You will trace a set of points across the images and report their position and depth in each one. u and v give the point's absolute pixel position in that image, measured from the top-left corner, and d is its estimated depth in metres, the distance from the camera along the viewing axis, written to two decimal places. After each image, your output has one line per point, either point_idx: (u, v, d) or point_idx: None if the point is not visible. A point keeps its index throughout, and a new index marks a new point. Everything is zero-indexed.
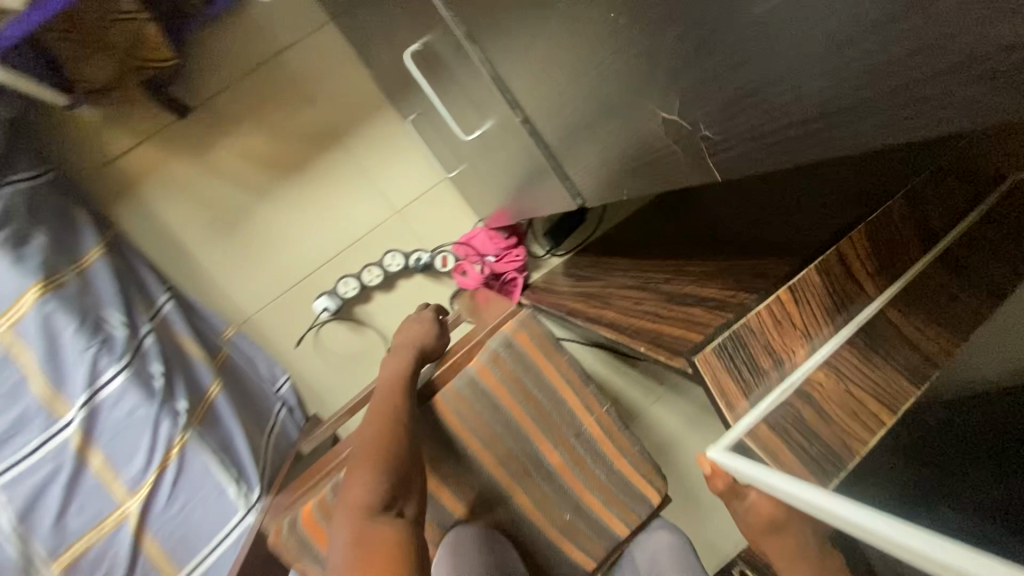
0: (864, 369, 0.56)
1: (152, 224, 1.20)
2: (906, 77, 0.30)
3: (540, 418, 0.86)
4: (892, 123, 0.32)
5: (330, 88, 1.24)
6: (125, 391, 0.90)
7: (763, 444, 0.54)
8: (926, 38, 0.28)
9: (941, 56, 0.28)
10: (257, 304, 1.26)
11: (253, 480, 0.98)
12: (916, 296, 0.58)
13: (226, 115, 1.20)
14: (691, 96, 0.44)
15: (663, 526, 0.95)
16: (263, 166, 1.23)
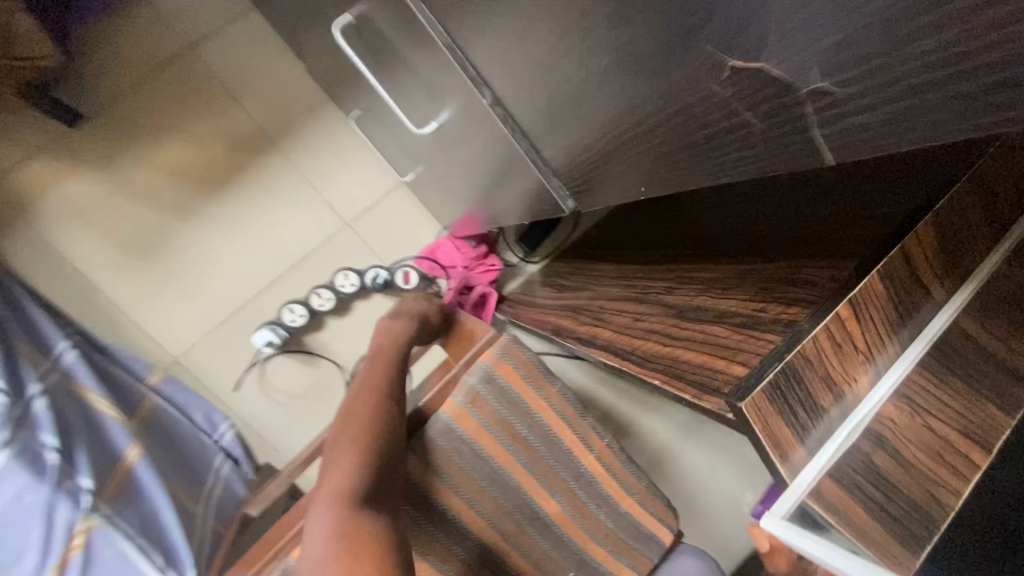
0: (940, 396, 0.45)
1: (45, 256, 0.98)
2: None
3: (532, 464, 0.72)
4: None
5: (258, 86, 1.06)
6: (7, 475, 0.70)
7: (834, 507, 0.42)
8: None
9: None
10: (188, 342, 1.07)
11: (184, 563, 0.81)
12: (990, 303, 0.47)
13: (129, 120, 1.00)
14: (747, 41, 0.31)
15: (691, 551, 0.85)
16: (183, 180, 1.04)
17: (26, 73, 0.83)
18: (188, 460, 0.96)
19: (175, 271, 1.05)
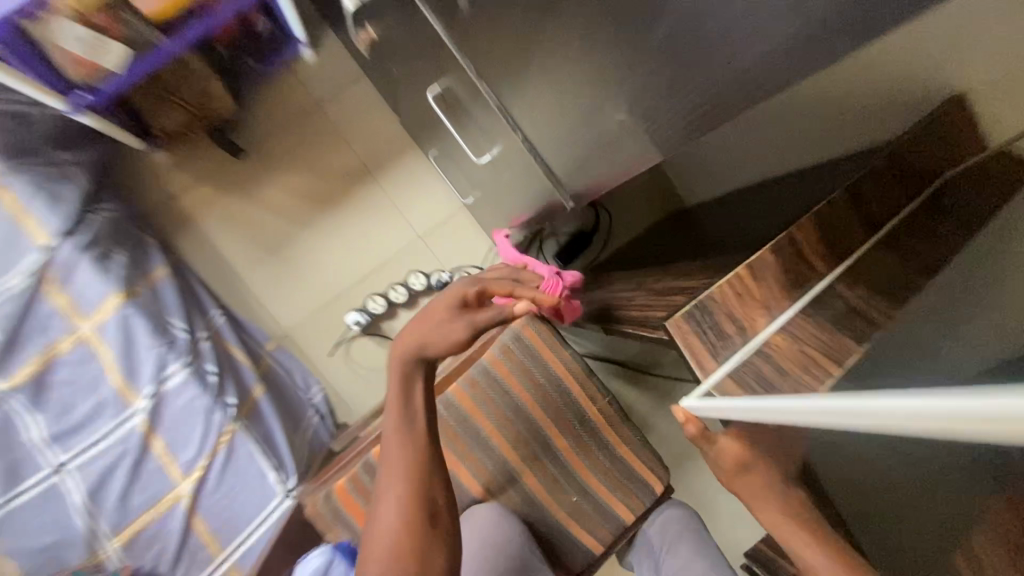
0: (821, 335, 0.63)
1: (207, 251, 1.36)
2: None
3: (546, 405, 0.97)
4: None
5: (364, 132, 1.42)
6: (185, 385, 1.02)
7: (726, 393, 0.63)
8: None
9: None
10: (296, 321, 1.40)
11: (291, 470, 1.07)
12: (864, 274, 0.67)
13: (273, 156, 1.39)
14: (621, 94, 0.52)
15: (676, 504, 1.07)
16: (304, 199, 1.40)
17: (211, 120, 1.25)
18: (290, 408, 1.27)
19: (293, 266, 1.40)
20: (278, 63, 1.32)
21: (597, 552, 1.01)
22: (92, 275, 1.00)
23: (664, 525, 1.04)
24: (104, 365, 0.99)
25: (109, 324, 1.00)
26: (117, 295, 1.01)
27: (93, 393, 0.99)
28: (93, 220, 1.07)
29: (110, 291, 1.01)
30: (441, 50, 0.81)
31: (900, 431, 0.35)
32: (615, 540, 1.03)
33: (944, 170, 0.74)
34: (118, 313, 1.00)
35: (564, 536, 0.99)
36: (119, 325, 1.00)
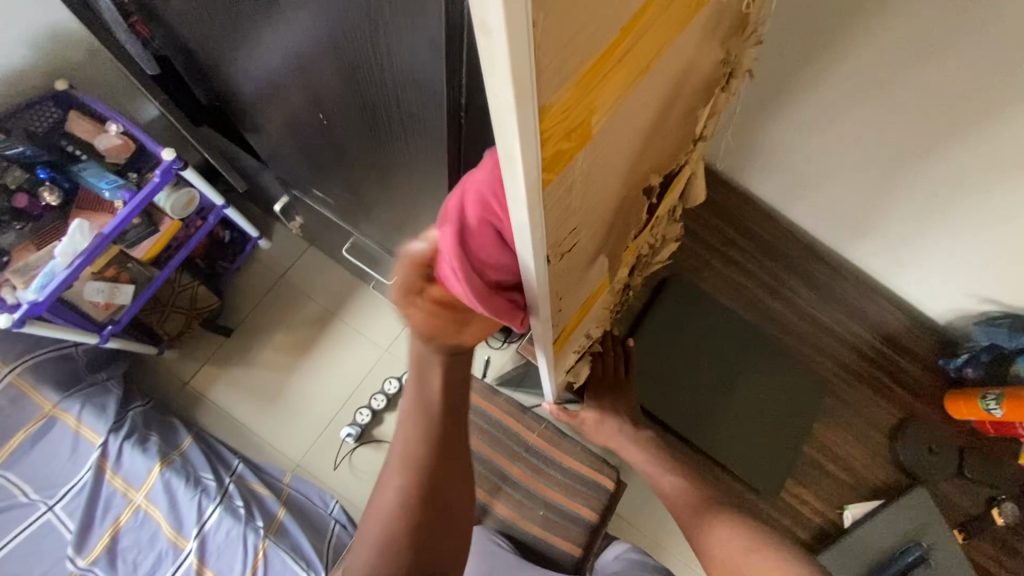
0: (554, 365, 0.70)
1: (220, 416, 1.65)
2: (448, 216, 0.70)
3: (494, 442, 1.24)
4: (430, 199, 0.69)
5: (321, 283, 1.77)
6: (222, 519, 1.30)
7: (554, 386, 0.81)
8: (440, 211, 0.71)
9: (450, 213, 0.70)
10: (303, 452, 1.64)
11: (319, 567, 1.30)
12: (587, 296, 0.60)
13: (254, 327, 1.73)
14: (417, 235, 0.86)
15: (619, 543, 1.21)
16: (287, 351, 1.72)
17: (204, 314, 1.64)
18: (314, 523, 1.41)
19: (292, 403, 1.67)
20: (243, 258, 1.71)
21: (578, 556, 1.19)
22: (137, 455, 1.32)
23: (609, 558, 1.17)
24: (159, 522, 1.29)
25: (156, 489, 1.31)
26: (158, 464, 1.33)
27: (154, 547, 1.28)
28: (129, 415, 1.39)
29: (152, 463, 1.32)
30: (337, 224, 1.18)
31: (522, 180, 0.28)
32: (590, 543, 1.20)
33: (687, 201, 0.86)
34: (160, 477, 1.31)
35: (545, 547, 1.19)
36: (164, 488, 1.31)
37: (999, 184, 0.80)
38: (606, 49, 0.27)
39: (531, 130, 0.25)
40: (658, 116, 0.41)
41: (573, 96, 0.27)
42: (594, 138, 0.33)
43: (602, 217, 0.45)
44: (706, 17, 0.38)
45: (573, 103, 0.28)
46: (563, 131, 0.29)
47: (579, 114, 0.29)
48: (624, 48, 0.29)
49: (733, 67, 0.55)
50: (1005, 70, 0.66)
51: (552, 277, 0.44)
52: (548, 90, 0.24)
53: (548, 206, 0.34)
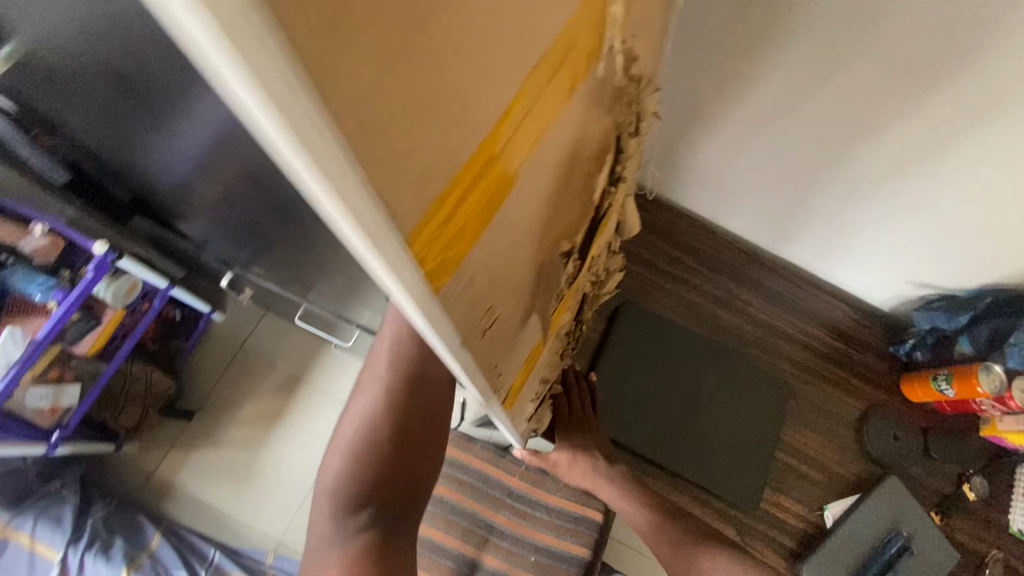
0: (510, 419, 0.69)
1: (191, 504, 1.57)
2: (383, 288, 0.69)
3: (477, 492, 1.21)
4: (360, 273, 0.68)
5: (283, 348, 1.72)
6: None
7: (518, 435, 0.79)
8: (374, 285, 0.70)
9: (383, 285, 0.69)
10: (284, 527, 1.56)
11: None
12: (528, 352, 0.60)
13: (217, 404, 1.67)
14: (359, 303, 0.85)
15: None
16: (254, 423, 1.66)
17: (162, 400, 1.57)
18: None
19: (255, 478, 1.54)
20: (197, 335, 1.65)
21: None
22: (101, 566, 1.26)
23: None
24: None
25: None
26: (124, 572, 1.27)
27: None
28: (89, 523, 1.32)
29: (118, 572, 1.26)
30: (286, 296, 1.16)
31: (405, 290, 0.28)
32: None
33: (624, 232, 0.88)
34: None
35: None
36: None
37: (914, 172, 0.86)
38: (471, 158, 0.28)
39: (398, 255, 0.25)
40: (556, 187, 0.43)
41: (445, 208, 0.27)
42: (486, 229, 0.33)
43: (519, 286, 0.45)
44: (587, 92, 0.40)
45: (448, 213, 0.28)
46: (442, 240, 0.29)
47: (457, 219, 0.29)
48: (495, 149, 0.30)
49: (630, 120, 0.57)
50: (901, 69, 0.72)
51: (477, 355, 0.43)
52: (412, 216, 0.24)
53: (449, 304, 0.34)
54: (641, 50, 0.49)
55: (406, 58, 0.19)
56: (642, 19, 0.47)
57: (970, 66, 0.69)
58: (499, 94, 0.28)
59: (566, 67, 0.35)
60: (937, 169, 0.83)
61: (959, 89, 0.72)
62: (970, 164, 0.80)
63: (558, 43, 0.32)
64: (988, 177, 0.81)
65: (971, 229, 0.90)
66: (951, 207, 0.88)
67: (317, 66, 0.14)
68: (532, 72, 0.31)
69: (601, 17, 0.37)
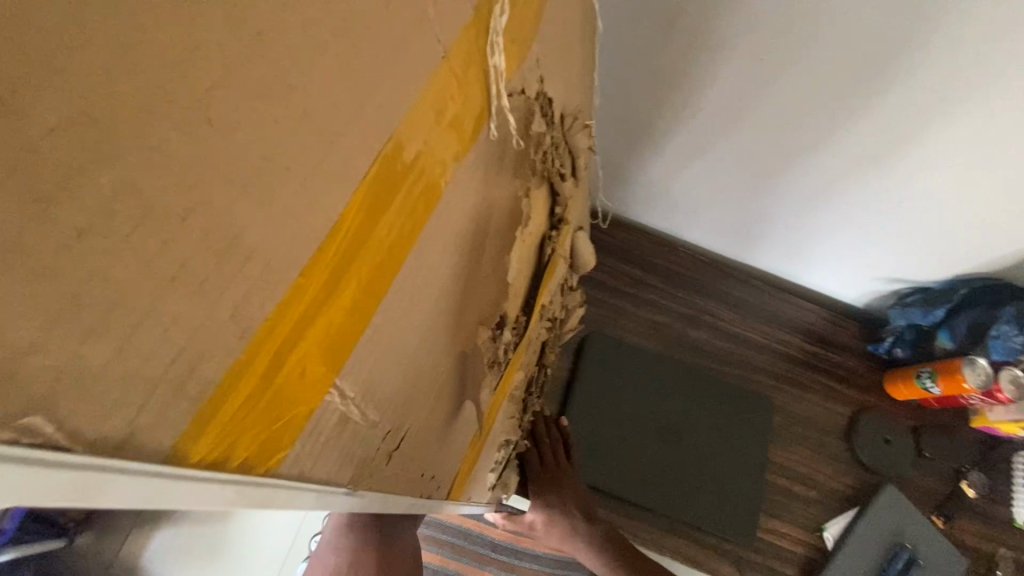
0: (466, 501, 0.61)
1: None
2: None
3: (459, 551, 1.12)
4: None
5: None
6: None
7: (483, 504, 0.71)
8: None
9: None
10: None
11: None
12: (473, 434, 0.52)
13: None
14: None
15: None
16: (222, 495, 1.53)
17: None
18: None
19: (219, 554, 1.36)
20: None
21: None
22: None
23: None
24: None
25: None
26: None
27: None
28: None
29: None
30: None
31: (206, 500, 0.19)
32: None
33: (580, 263, 0.81)
34: None
35: None
36: None
37: (877, 169, 0.81)
38: (288, 297, 0.20)
39: (165, 467, 0.17)
40: (466, 269, 0.35)
41: (255, 370, 0.19)
42: (350, 360, 0.25)
43: (435, 387, 0.37)
44: (483, 156, 0.33)
45: (267, 372, 0.20)
46: (266, 409, 0.21)
47: (289, 374, 0.21)
48: (338, 266, 0.22)
49: (557, 163, 0.50)
50: (849, 67, 0.68)
51: (386, 483, 0.35)
52: (168, 412, 0.17)
53: (313, 463, 0.25)
54: (553, 89, 0.43)
55: None
56: (549, 56, 0.40)
57: (919, 59, 0.65)
58: (321, 205, 0.20)
59: (440, 138, 0.27)
60: (900, 165, 0.79)
61: (909, 83, 0.68)
62: (932, 158, 0.76)
63: (416, 116, 0.25)
64: (953, 170, 0.77)
65: (939, 221, 0.86)
66: (920, 201, 0.84)
67: None
68: (380, 159, 0.23)
69: (481, 71, 0.30)
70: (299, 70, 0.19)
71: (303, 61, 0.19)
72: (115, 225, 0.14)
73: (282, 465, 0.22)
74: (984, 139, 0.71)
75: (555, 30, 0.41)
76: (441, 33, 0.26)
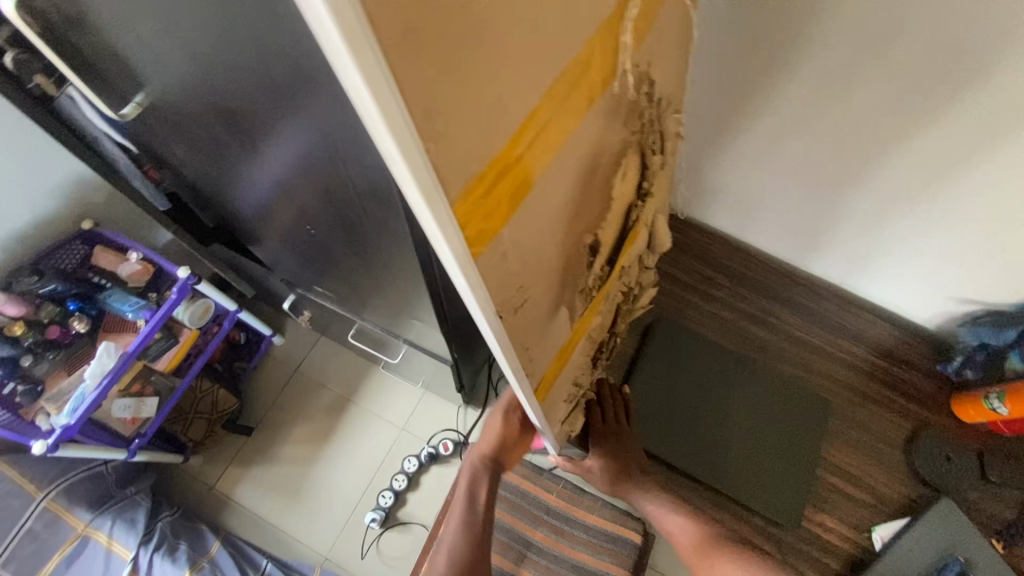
0: (542, 416, 0.74)
1: (248, 517, 1.56)
2: (430, 291, 0.77)
3: (513, 507, 1.19)
4: (404, 275, 0.77)
5: (334, 369, 1.72)
6: None
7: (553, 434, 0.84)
8: (420, 287, 0.78)
9: (427, 289, 0.77)
10: (328, 543, 1.52)
11: None
12: (559, 346, 0.65)
13: (271, 423, 1.67)
14: (409, 309, 0.92)
15: None
16: (305, 441, 1.64)
17: (226, 415, 1.60)
18: None
19: (301, 489, 1.59)
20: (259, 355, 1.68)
21: None
22: (167, 566, 1.28)
23: None
24: None
25: None
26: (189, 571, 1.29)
27: None
28: (159, 526, 1.35)
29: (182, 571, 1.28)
30: (342, 314, 1.24)
31: (450, 244, 0.34)
32: None
33: (657, 247, 0.93)
34: None
35: None
36: None
37: (963, 173, 0.85)
38: (505, 146, 0.35)
39: (446, 217, 0.32)
40: (582, 187, 0.49)
41: (483, 184, 0.34)
42: (517, 210, 0.40)
43: (548, 274, 0.51)
44: (606, 105, 0.47)
45: (487, 188, 0.35)
46: (480, 213, 0.35)
47: (493, 197, 0.36)
48: (526, 143, 0.37)
49: (650, 137, 0.64)
50: (943, 72, 0.74)
51: (510, 331, 0.49)
52: (454, 181, 0.31)
53: (485, 271, 0.40)
54: (657, 72, 0.56)
55: (449, 61, 0.26)
56: (657, 46, 0.54)
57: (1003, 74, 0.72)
58: (525, 100, 0.35)
59: (587, 79, 0.42)
60: (993, 168, 0.82)
61: (989, 98, 0.75)
62: (1015, 172, 0.81)
63: (579, 61, 0.39)
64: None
65: None
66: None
67: (381, 19, 0.22)
68: (557, 81, 0.38)
69: (615, 45, 0.43)
70: (540, 13, 0.33)
71: (543, 9, 0.33)
72: (468, 69, 0.28)
73: (477, 260, 0.37)
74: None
75: (666, 28, 0.55)
76: (603, 9, 0.40)
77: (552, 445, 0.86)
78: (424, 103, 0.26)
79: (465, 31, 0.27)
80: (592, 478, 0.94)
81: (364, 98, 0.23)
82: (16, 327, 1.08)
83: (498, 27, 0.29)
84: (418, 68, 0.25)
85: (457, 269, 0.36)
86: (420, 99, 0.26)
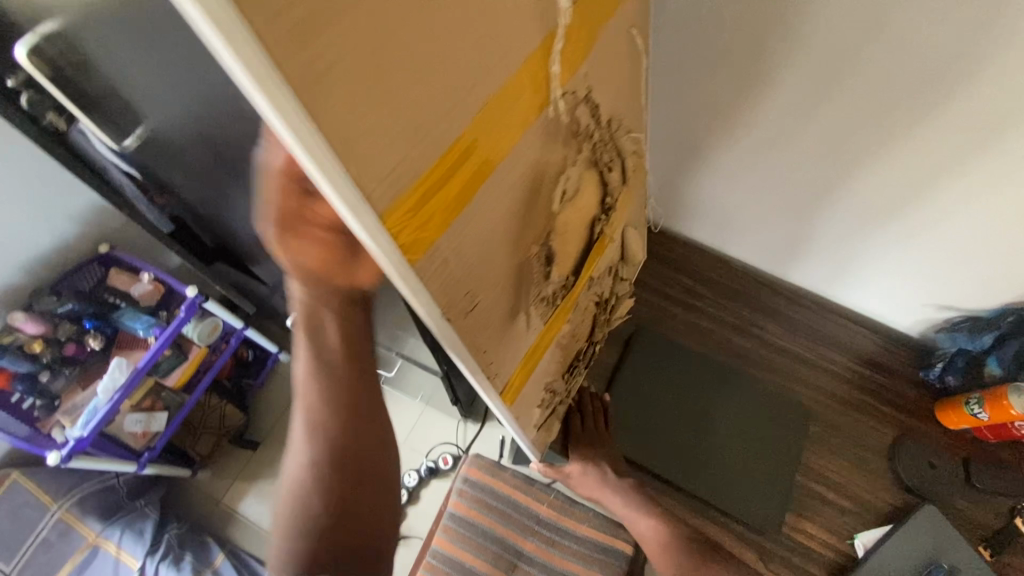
0: (513, 419, 0.77)
1: (253, 530, 1.59)
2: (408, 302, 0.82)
3: (504, 516, 1.11)
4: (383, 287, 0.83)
5: None
6: None
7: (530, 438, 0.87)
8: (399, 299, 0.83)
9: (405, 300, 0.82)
10: None
11: None
12: (523, 351, 0.70)
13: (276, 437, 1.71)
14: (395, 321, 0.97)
15: None
16: None
17: (233, 431, 1.65)
18: None
19: None
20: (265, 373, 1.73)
21: None
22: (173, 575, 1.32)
23: None
24: None
25: None
26: None
27: None
28: (167, 536, 1.39)
29: None
30: None
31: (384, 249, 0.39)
32: None
33: (631, 258, 0.97)
34: None
35: None
36: None
37: (944, 180, 0.87)
38: (434, 165, 0.40)
39: (375, 227, 0.37)
40: (526, 201, 0.54)
41: (413, 199, 0.39)
42: (453, 221, 0.45)
43: (498, 280, 0.56)
44: (543, 127, 0.52)
45: (419, 202, 0.40)
46: (412, 224, 0.40)
47: (425, 210, 0.41)
48: (456, 162, 0.42)
49: (604, 155, 0.69)
50: (907, 86, 0.77)
51: (461, 333, 0.54)
52: (380, 196, 0.36)
53: (425, 276, 0.44)
54: (600, 96, 0.61)
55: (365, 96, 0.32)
56: (597, 72, 0.59)
57: (961, 89, 0.75)
58: (450, 127, 0.40)
59: (518, 105, 0.47)
60: (963, 175, 0.84)
61: (951, 112, 0.78)
62: (982, 179, 0.84)
63: (507, 90, 0.45)
64: (1001, 189, 0.83)
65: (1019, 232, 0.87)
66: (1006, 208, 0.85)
67: (293, 66, 0.27)
68: (485, 108, 0.43)
69: (545, 74, 0.49)
70: (460, 52, 0.38)
71: (463, 49, 0.39)
72: (386, 101, 0.34)
73: (414, 265, 0.42)
74: (1022, 158, 0.79)
75: (607, 57, 0.60)
76: (530, 45, 0.45)
77: (531, 449, 0.89)
78: (341, 131, 0.31)
79: (379, 71, 0.32)
80: (573, 483, 0.96)
81: (283, 128, 0.28)
82: (36, 345, 1.15)
83: (414, 68, 0.35)
84: (333, 102, 0.30)
85: (394, 272, 0.41)
86: (337, 128, 0.31)
